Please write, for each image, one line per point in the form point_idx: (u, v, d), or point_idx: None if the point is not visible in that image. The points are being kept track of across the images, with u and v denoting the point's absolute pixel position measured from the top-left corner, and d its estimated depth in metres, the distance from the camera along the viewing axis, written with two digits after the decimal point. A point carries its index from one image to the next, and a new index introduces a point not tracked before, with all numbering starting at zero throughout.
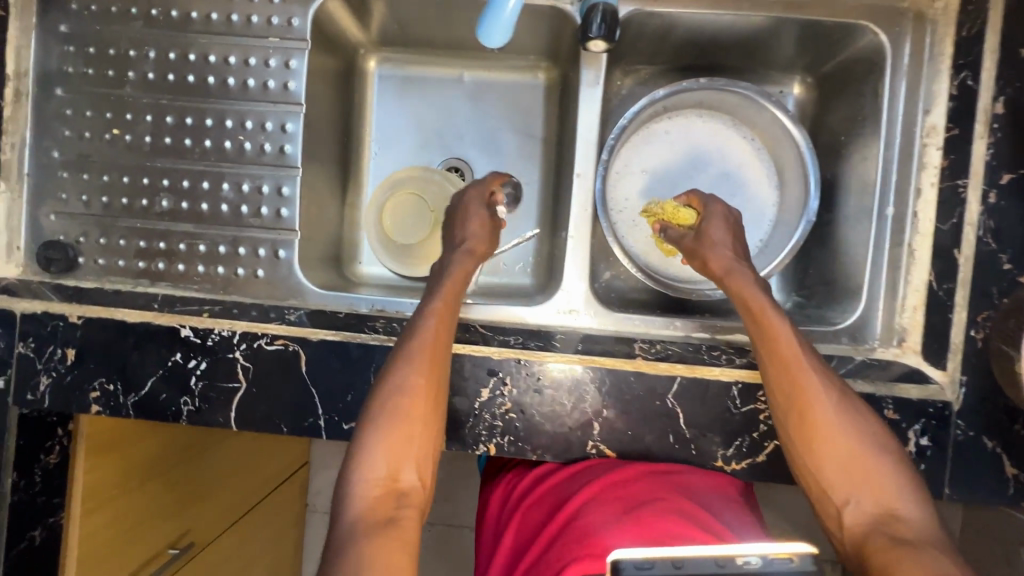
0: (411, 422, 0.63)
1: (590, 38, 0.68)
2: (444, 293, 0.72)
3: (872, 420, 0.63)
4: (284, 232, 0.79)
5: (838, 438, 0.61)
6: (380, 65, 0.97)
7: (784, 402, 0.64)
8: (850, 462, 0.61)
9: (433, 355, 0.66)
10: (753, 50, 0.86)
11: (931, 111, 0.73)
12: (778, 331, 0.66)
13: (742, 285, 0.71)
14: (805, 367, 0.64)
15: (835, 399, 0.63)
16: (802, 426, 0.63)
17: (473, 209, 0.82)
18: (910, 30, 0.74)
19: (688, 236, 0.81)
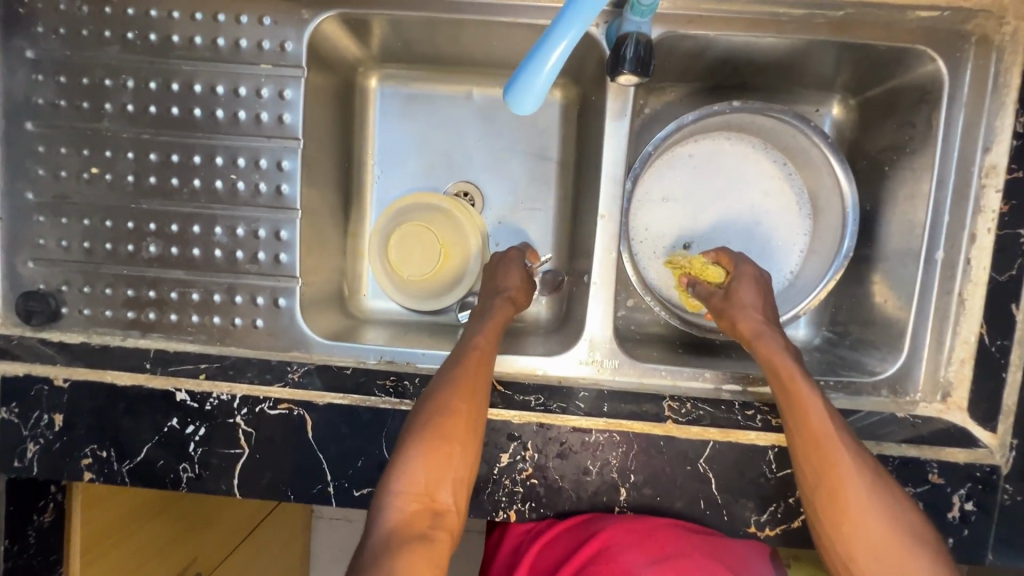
0: (446, 442, 0.57)
1: (621, 73, 0.61)
2: (486, 331, 0.68)
3: (909, 509, 0.57)
4: (284, 279, 0.73)
5: (876, 525, 0.56)
6: (382, 83, 0.89)
7: (819, 482, 0.59)
8: (886, 553, 0.55)
9: (475, 384, 0.61)
10: (793, 71, 0.79)
11: (992, 149, 0.67)
12: (809, 404, 0.61)
13: (771, 351, 0.67)
14: (837, 444, 0.59)
15: (871, 480, 0.58)
16: (833, 507, 0.58)
17: (512, 263, 0.78)
18: (972, 57, 0.67)
19: (717, 293, 0.76)
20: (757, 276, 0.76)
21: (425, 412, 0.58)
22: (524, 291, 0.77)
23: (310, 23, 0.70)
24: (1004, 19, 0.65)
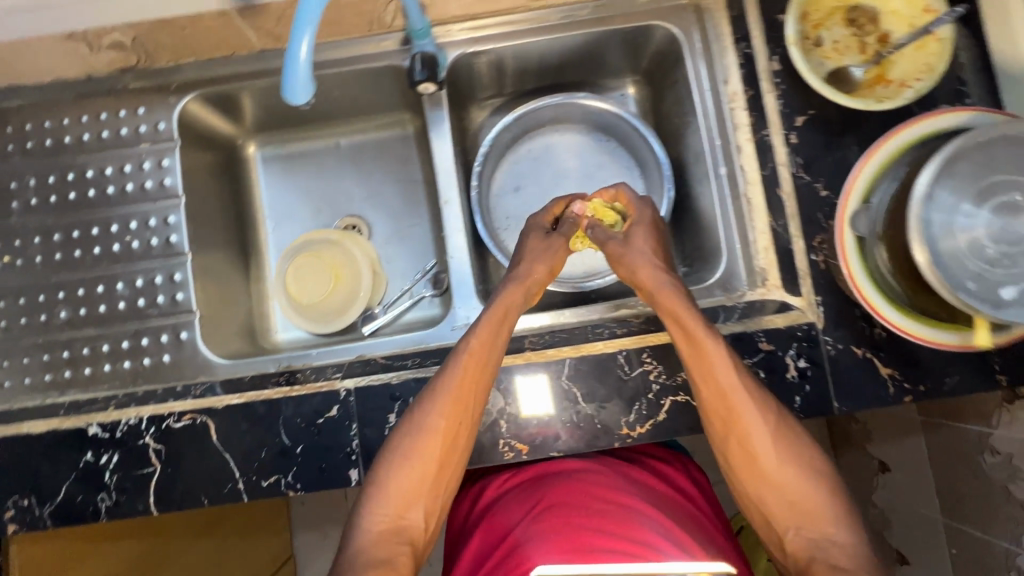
0: (427, 465, 0.68)
1: (417, 82, 0.79)
2: (481, 332, 0.72)
3: (814, 452, 0.70)
4: (182, 314, 0.83)
5: (778, 470, 0.69)
6: (260, 149, 1.04)
7: (725, 428, 0.70)
8: (793, 495, 0.68)
9: (460, 399, 0.69)
10: (581, 64, 0.96)
11: (727, 82, 0.83)
12: (711, 356, 0.69)
13: (674, 302, 0.73)
14: (740, 394, 0.68)
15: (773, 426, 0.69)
16: (748, 453, 0.70)
17: (536, 237, 0.83)
18: (694, 20, 0.86)
19: (614, 236, 0.82)
20: (654, 219, 0.83)
21: (408, 435, 0.68)
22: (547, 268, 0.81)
23: (176, 105, 0.85)
24: None
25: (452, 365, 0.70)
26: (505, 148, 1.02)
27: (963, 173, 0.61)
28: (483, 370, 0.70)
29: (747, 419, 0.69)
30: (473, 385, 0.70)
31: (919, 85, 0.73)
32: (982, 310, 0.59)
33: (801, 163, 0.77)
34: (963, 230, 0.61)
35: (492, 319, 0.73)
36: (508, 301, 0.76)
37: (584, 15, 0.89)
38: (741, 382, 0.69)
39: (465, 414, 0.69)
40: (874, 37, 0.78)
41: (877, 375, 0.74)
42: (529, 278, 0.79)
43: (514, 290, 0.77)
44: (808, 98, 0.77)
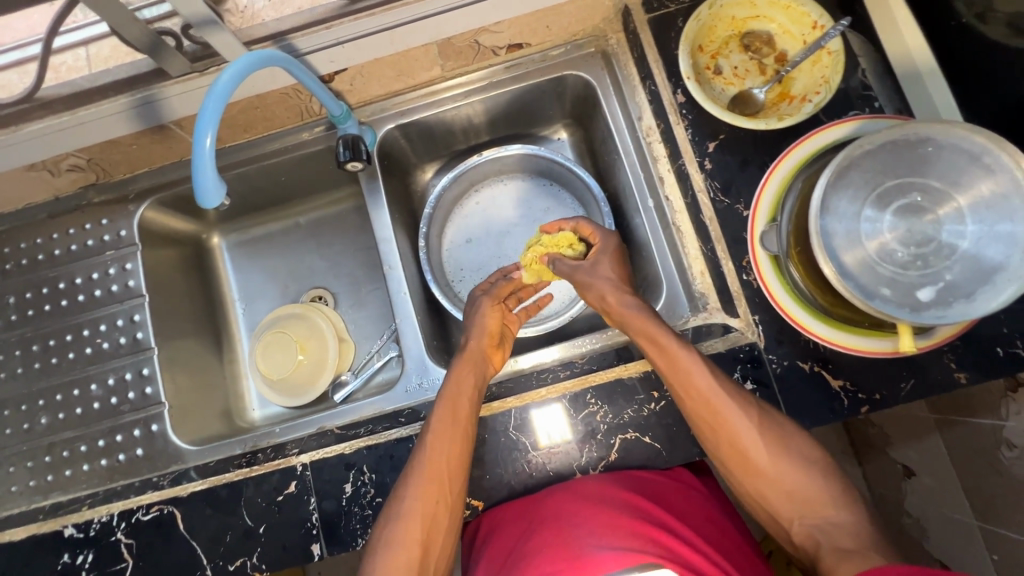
0: (413, 547, 0.66)
1: (342, 162, 0.83)
2: (439, 411, 0.72)
3: (810, 449, 0.67)
4: (152, 407, 0.87)
5: (780, 478, 0.66)
6: (225, 238, 1.11)
7: (724, 454, 0.69)
8: (792, 492, 0.66)
9: (434, 478, 0.69)
10: (508, 119, 1.00)
11: (642, 116, 0.86)
12: (690, 368, 0.68)
13: (640, 319, 0.73)
14: (721, 399, 0.67)
15: (762, 438, 0.67)
16: (746, 465, 0.68)
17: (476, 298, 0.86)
18: (602, 65, 0.90)
19: (580, 266, 0.82)
20: (616, 243, 0.83)
21: (392, 518, 0.68)
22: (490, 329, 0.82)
23: (134, 213, 0.93)
24: (608, 35, 0.90)
25: (421, 445, 0.71)
26: (451, 206, 1.06)
27: (857, 184, 0.62)
28: (452, 438, 0.70)
29: (737, 452, 0.68)
30: (445, 458, 0.70)
31: (817, 98, 0.75)
32: (902, 317, 0.58)
33: (719, 187, 0.78)
34: (867, 239, 0.61)
35: (450, 392, 0.73)
36: (463, 371, 0.76)
37: (500, 75, 0.93)
38: (725, 412, 0.67)
39: (445, 489, 0.69)
40: (772, 58, 0.80)
41: (828, 388, 0.72)
42: (480, 345, 0.80)
43: (465, 362, 0.78)
44: (715, 124, 0.79)
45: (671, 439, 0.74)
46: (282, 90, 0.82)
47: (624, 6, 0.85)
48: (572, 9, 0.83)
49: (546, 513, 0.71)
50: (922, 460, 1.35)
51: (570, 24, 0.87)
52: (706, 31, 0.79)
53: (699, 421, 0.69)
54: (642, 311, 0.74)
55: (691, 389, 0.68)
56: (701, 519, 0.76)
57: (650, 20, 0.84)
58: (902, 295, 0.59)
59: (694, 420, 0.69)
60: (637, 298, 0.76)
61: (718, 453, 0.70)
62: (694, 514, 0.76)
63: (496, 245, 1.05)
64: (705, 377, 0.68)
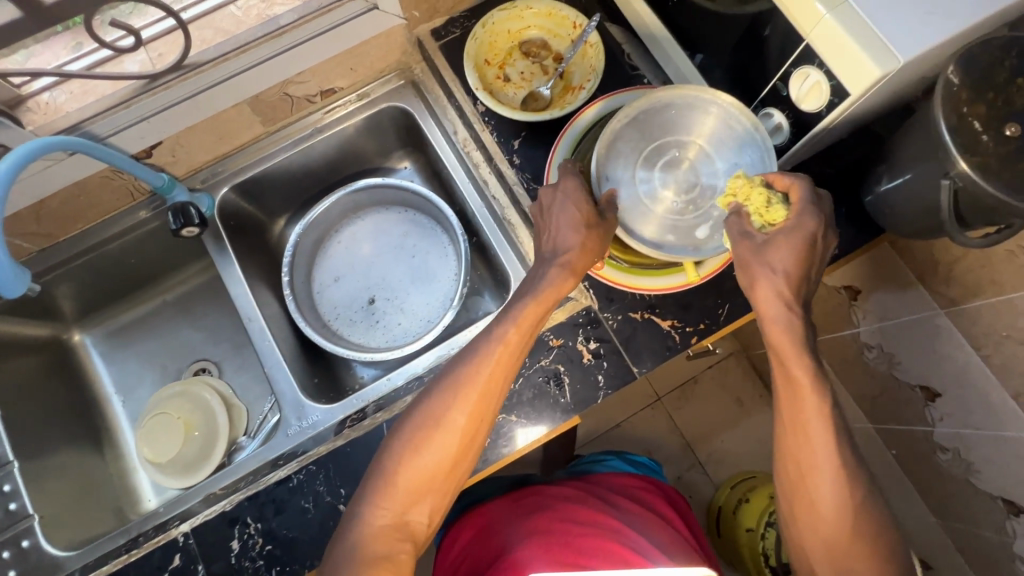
0: (438, 469, 0.67)
1: (176, 230, 0.87)
2: (517, 322, 0.69)
3: (886, 538, 0.63)
4: (19, 522, 0.83)
5: (840, 552, 0.63)
6: (89, 334, 1.08)
7: (794, 473, 0.66)
8: (842, 566, 0.63)
9: (483, 393, 0.68)
10: (347, 157, 1.06)
11: (457, 132, 0.95)
12: (799, 374, 0.63)
13: (768, 313, 0.64)
14: (811, 406, 0.63)
15: (842, 480, 0.63)
16: (798, 486, 0.65)
17: (558, 212, 0.72)
18: (415, 93, 0.98)
19: (755, 237, 0.64)
20: (805, 238, 0.62)
21: (426, 432, 0.67)
22: (589, 251, 0.70)
23: None
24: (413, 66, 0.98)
25: (479, 359, 0.68)
26: (314, 251, 1.09)
27: (628, 154, 0.72)
28: (504, 368, 0.69)
29: (813, 475, 0.64)
30: (493, 386, 0.69)
31: (590, 85, 0.86)
32: (686, 256, 0.69)
33: (530, 177, 0.87)
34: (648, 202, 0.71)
35: (534, 307, 0.69)
36: (556, 289, 0.70)
37: (324, 120, 0.98)
38: (818, 437, 0.63)
39: (485, 408, 0.68)
40: (551, 59, 0.91)
41: (660, 329, 0.80)
42: (576, 260, 0.70)
43: (561, 275, 0.70)
44: (516, 123, 0.88)
45: (534, 411, 0.78)
46: (99, 174, 0.83)
47: (417, 39, 0.94)
48: (370, 49, 0.91)
49: (585, 529, 0.85)
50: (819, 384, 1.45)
51: (373, 63, 0.94)
52: (488, 47, 0.89)
53: (789, 449, 0.66)
54: (791, 324, 0.63)
55: (799, 388, 0.63)
56: (680, 548, 0.89)
57: (441, 46, 0.93)
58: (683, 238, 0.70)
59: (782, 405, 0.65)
60: (791, 310, 0.63)
61: (783, 455, 0.67)
62: (674, 545, 0.88)
63: (365, 278, 1.09)
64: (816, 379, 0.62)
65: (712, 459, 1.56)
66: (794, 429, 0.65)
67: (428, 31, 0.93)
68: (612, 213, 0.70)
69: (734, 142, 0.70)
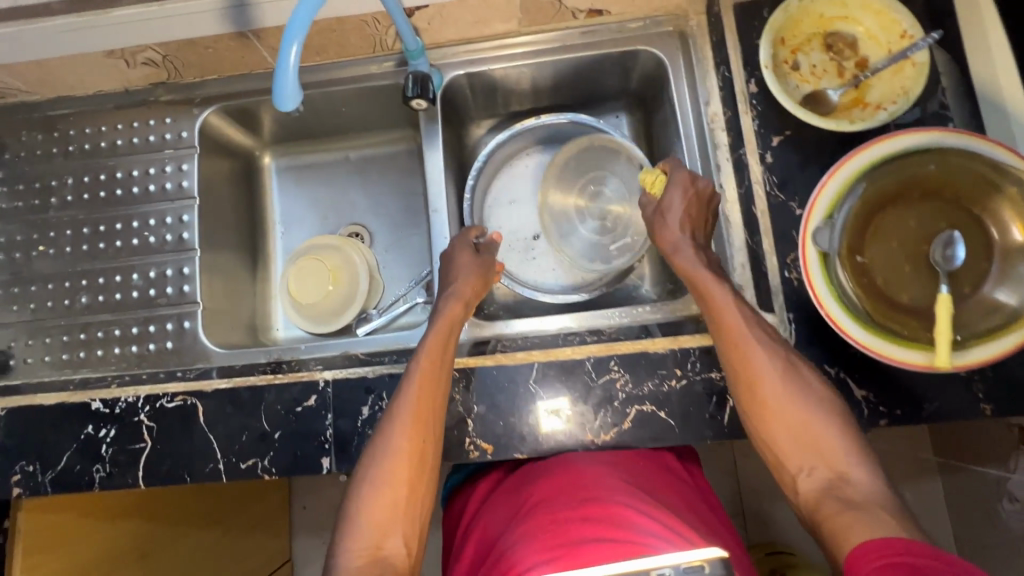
0: (399, 489, 0.69)
1: (409, 97, 0.85)
2: (428, 345, 0.76)
3: (815, 386, 0.69)
4: (188, 305, 0.90)
5: (792, 421, 0.67)
6: (276, 159, 1.13)
7: (745, 403, 0.70)
8: (801, 435, 0.67)
9: (419, 416, 0.71)
10: (570, 86, 1.00)
11: (710, 102, 0.86)
12: (722, 309, 0.72)
13: (708, 285, 0.73)
14: (748, 338, 0.69)
15: (784, 377, 0.68)
16: (756, 406, 0.69)
17: (463, 254, 0.86)
18: (680, 46, 0.90)
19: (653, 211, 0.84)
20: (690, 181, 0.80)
21: (379, 458, 0.70)
22: (476, 287, 0.84)
23: (198, 116, 0.94)
24: (690, 17, 0.89)
25: (407, 386, 0.72)
26: (503, 162, 1.06)
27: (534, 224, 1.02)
28: (436, 379, 0.73)
29: (781, 429, 0.68)
30: (430, 396, 0.72)
31: (893, 108, 0.74)
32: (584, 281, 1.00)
33: (776, 182, 0.78)
34: (585, 237, 1.00)
35: (437, 337, 0.76)
36: (450, 316, 0.80)
37: (574, 40, 0.92)
38: (761, 368, 0.69)
39: (424, 425, 0.71)
40: (852, 62, 0.79)
41: (851, 396, 0.73)
42: (465, 292, 0.82)
43: (454, 304, 0.81)
44: (784, 119, 0.79)
45: (685, 418, 0.74)
46: (363, 17, 0.83)
47: None
48: None
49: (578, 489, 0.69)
50: (923, 504, 1.32)
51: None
52: (791, 24, 0.79)
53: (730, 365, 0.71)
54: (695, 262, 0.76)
55: (750, 371, 0.69)
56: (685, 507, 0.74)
57: (737, 6, 0.83)
58: (613, 255, 0.99)
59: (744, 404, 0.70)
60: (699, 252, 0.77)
61: (734, 390, 0.71)
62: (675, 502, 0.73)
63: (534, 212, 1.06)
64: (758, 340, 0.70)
65: (758, 518, 1.43)
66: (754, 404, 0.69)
67: None
68: (489, 256, 0.88)
69: (619, 184, 1.01)
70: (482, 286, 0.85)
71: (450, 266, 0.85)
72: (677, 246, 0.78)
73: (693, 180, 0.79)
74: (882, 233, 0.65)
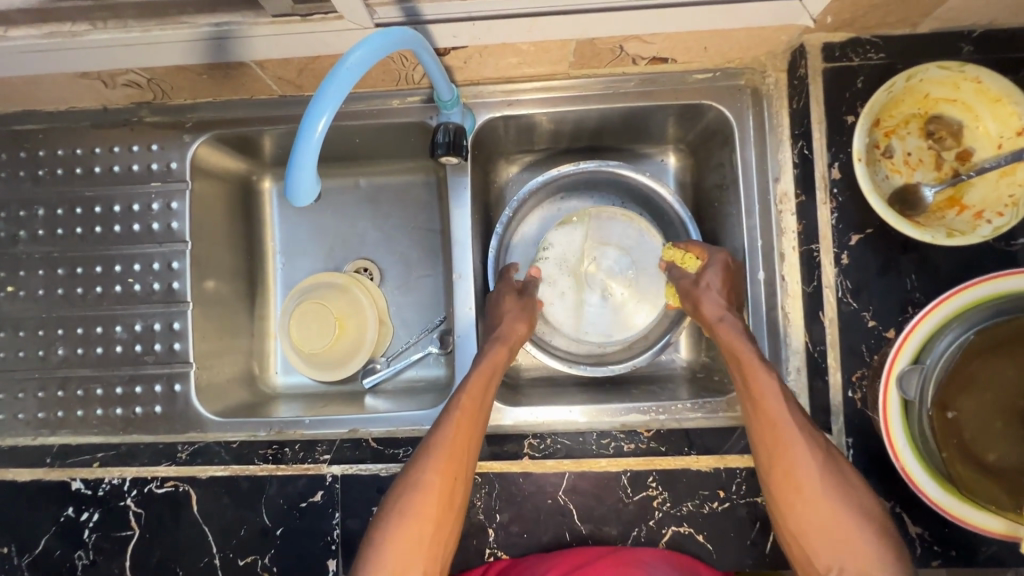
0: (426, 527, 0.63)
1: (438, 154, 0.73)
2: (470, 384, 0.70)
3: (857, 483, 0.62)
4: (178, 365, 0.81)
5: (825, 517, 0.61)
6: (276, 183, 0.95)
7: (774, 488, 0.63)
8: (832, 532, 0.60)
9: (453, 450, 0.66)
10: (615, 131, 0.87)
11: (780, 178, 0.76)
12: (763, 389, 0.65)
13: (732, 341, 0.69)
14: (788, 425, 0.63)
15: (823, 467, 0.62)
16: (785, 492, 0.63)
17: (511, 294, 0.81)
18: (750, 104, 0.78)
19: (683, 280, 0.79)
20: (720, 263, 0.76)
21: (409, 495, 0.64)
22: (523, 326, 0.79)
23: (189, 145, 0.82)
24: (766, 72, 0.77)
25: (445, 421, 0.68)
26: (532, 208, 0.93)
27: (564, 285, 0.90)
28: (477, 416, 0.69)
29: (810, 517, 0.61)
30: (465, 435, 0.67)
31: (998, 221, 0.64)
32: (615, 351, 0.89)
33: (850, 287, 0.69)
34: (605, 304, 0.89)
35: (481, 375, 0.71)
36: (494, 359, 0.74)
37: (629, 86, 0.80)
38: (797, 456, 0.62)
39: (458, 464, 0.66)
40: (953, 153, 0.69)
41: (905, 533, 0.67)
42: (512, 334, 0.77)
43: (500, 346, 0.75)
44: (867, 214, 0.69)
45: (725, 543, 0.69)
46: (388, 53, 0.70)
47: (799, 44, 0.72)
48: (742, 36, 0.70)
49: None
50: None
51: (730, 50, 0.73)
52: (890, 104, 0.68)
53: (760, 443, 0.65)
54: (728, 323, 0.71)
55: (783, 453, 0.62)
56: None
57: (827, 70, 0.71)
58: (633, 325, 0.89)
59: (772, 486, 0.63)
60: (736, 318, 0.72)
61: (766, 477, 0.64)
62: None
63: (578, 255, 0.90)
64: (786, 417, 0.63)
65: None
66: (786, 489, 0.62)
67: (821, 41, 0.71)
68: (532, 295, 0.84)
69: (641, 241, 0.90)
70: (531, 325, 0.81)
71: (499, 304, 0.80)
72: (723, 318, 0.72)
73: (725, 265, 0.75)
74: (980, 383, 0.55)
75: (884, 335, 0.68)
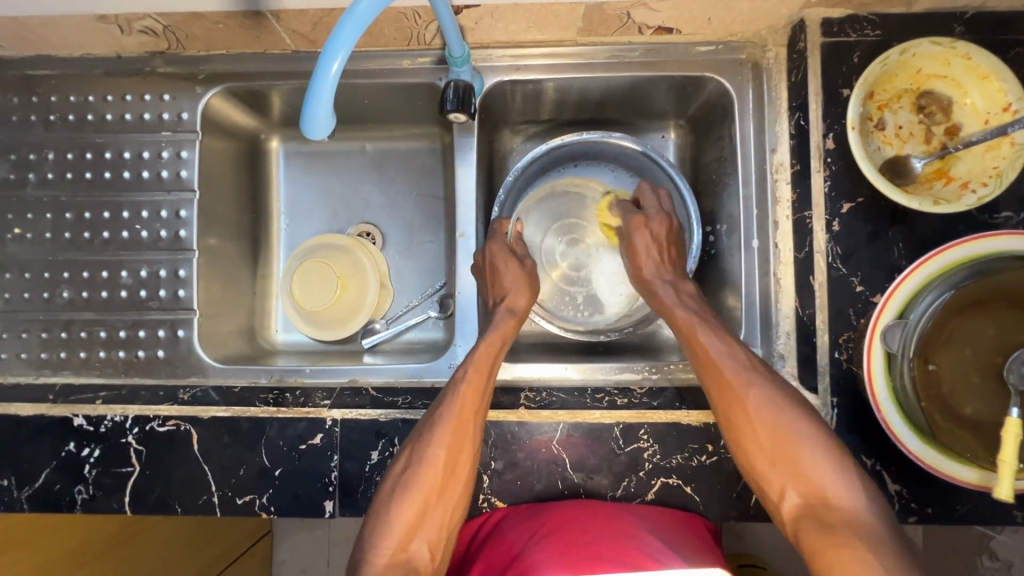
0: (431, 491, 0.66)
1: (447, 111, 0.75)
2: (476, 358, 0.71)
3: (792, 411, 0.65)
4: (182, 312, 0.82)
5: (767, 448, 0.64)
6: (284, 144, 0.97)
7: (725, 426, 0.67)
8: (780, 463, 0.63)
9: (460, 426, 0.67)
10: (618, 102, 0.89)
11: (777, 150, 0.79)
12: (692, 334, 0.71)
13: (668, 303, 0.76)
14: (717, 363, 0.68)
15: (755, 398, 0.66)
16: (730, 426, 0.66)
17: (510, 262, 0.80)
18: (751, 78, 0.81)
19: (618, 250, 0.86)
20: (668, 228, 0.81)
21: (411, 465, 0.66)
22: (526, 296, 0.80)
23: (201, 96, 0.83)
24: (767, 47, 0.80)
25: (449, 395, 0.68)
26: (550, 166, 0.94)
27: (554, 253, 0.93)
28: (482, 391, 0.69)
29: (758, 458, 0.64)
30: (469, 412, 0.68)
31: (982, 191, 0.67)
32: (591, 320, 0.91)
33: (840, 254, 0.72)
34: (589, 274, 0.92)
35: (487, 347, 0.72)
36: (505, 331, 0.75)
37: (635, 56, 0.82)
38: (735, 393, 0.66)
39: (465, 436, 0.67)
40: (941, 128, 0.72)
41: (883, 490, 0.70)
42: (519, 308, 0.79)
43: (508, 321, 0.76)
44: (858, 183, 0.72)
45: (711, 495, 0.71)
46: (402, 9, 0.72)
47: (799, 19, 0.75)
48: (745, 7, 0.73)
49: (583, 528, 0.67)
50: None
51: (733, 22, 0.76)
52: (885, 77, 0.71)
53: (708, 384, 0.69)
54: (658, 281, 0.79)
55: (721, 387, 0.67)
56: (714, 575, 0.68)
57: (825, 45, 0.74)
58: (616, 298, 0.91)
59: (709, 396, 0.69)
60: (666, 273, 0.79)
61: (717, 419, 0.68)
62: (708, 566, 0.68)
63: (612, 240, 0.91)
64: (722, 359, 0.68)
65: None
66: (732, 430, 0.66)
67: (821, 16, 0.74)
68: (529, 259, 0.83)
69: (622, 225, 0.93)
70: (531, 296, 0.81)
71: (498, 275, 0.79)
72: (655, 289, 0.78)
73: (650, 223, 0.80)
74: (958, 337, 0.58)
75: (870, 300, 0.71)
